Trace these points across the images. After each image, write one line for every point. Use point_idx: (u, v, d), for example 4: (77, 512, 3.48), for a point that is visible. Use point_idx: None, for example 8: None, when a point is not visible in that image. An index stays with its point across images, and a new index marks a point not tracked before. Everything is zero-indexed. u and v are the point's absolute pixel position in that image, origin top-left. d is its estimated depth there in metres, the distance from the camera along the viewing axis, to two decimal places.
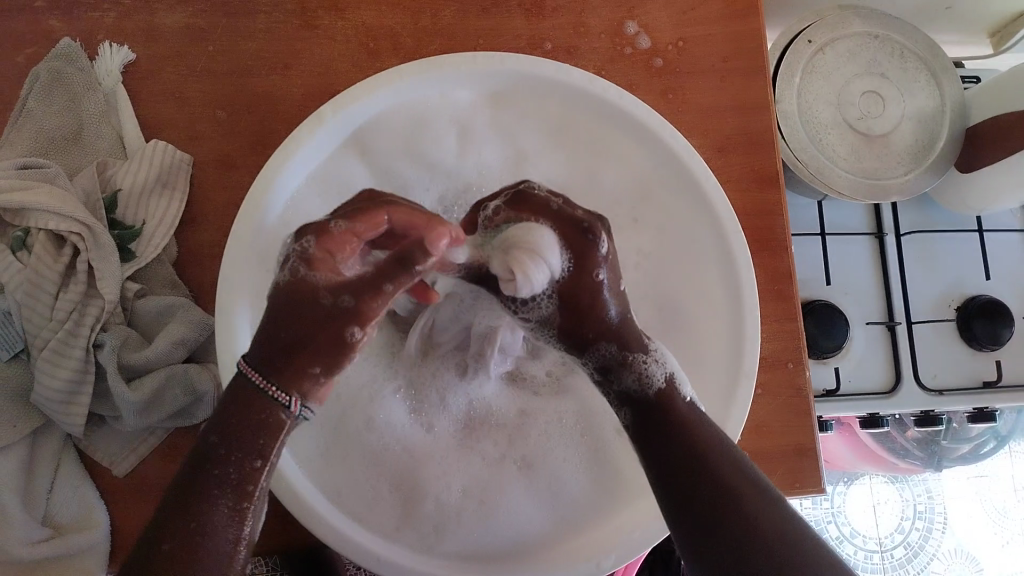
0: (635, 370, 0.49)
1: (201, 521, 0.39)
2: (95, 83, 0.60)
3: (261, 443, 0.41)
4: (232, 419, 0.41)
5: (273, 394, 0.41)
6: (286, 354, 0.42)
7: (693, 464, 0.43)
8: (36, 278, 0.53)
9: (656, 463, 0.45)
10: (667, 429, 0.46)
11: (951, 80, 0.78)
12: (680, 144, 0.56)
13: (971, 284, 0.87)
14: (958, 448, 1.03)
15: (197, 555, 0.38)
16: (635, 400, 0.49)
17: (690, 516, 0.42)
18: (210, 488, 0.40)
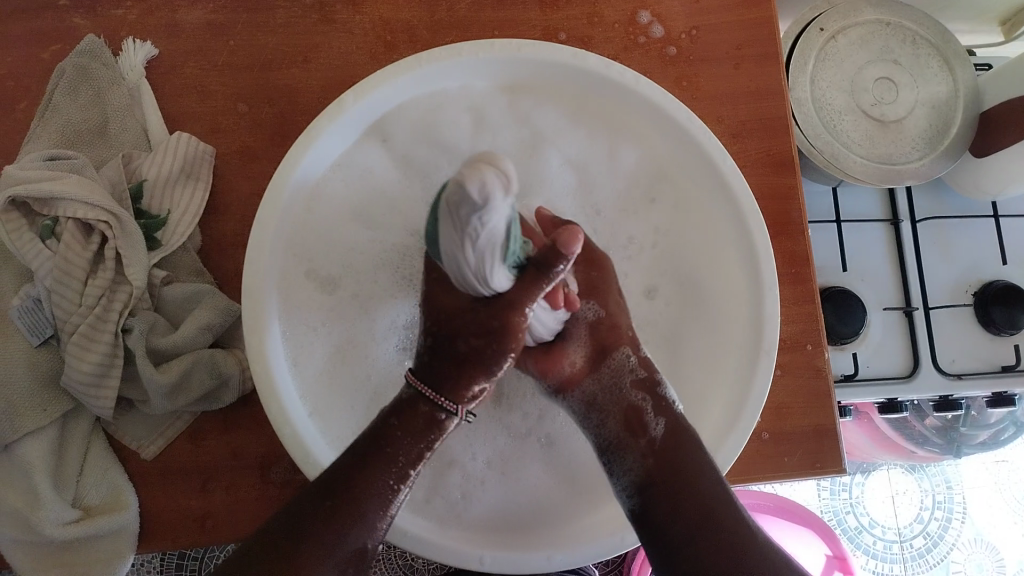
0: (659, 399, 0.54)
1: (351, 500, 0.46)
2: (119, 77, 0.62)
3: (418, 426, 0.47)
4: (401, 416, 0.48)
5: (428, 396, 0.47)
6: (448, 369, 0.48)
7: (719, 509, 0.49)
8: (65, 264, 0.55)
9: (688, 493, 0.49)
10: (696, 459, 0.51)
11: (963, 67, 0.78)
12: (695, 125, 0.57)
13: (988, 269, 0.87)
14: (977, 436, 1.03)
15: (333, 522, 0.46)
16: (664, 415, 0.53)
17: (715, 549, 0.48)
18: (375, 480, 0.47)
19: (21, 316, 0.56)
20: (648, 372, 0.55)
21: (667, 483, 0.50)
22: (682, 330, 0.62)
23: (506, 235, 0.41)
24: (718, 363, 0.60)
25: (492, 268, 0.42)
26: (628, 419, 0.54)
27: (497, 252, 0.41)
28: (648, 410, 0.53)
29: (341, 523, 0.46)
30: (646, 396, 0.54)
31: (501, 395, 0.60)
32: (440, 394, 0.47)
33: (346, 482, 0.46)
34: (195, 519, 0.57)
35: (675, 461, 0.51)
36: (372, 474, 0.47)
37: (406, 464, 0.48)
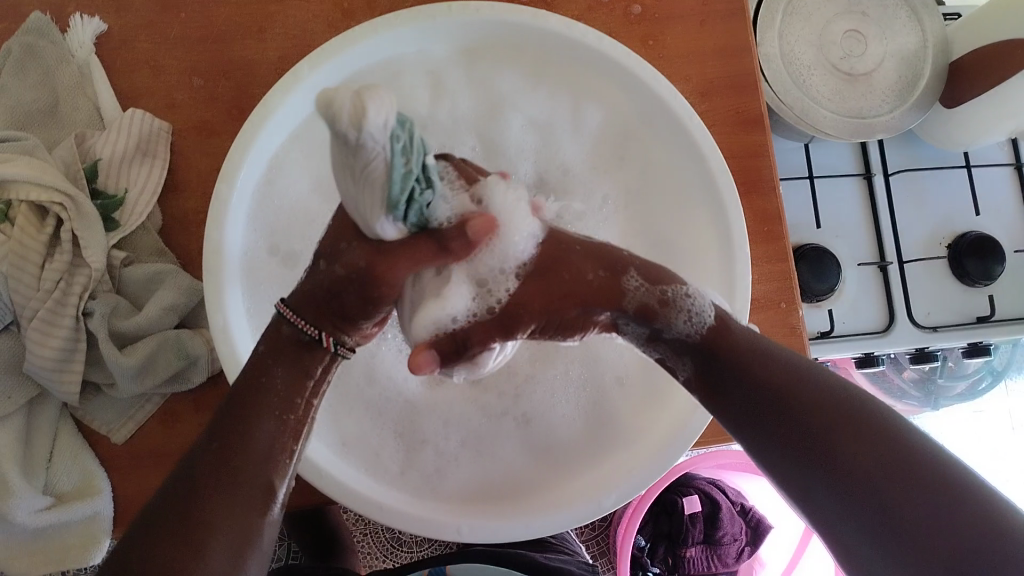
0: (671, 327, 0.43)
1: (236, 441, 0.41)
2: (68, 55, 0.60)
3: (304, 363, 0.43)
4: (279, 356, 0.43)
5: (305, 329, 0.43)
6: (318, 301, 0.43)
7: (849, 412, 0.37)
8: (20, 249, 0.53)
9: (777, 408, 0.39)
10: (746, 362, 0.41)
11: (931, 16, 0.77)
12: (661, 86, 0.56)
13: (961, 220, 0.87)
14: (955, 387, 1.04)
15: (220, 470, 0.40)
16: (695, 352, 0.43)
17: (844, 441, 0.37)
18: (261, 425, 0.42)
19: None
20: (644, 315, 0.44)
21: (770, 420, 0.39)
22: None
23: (390, 180, 0.37)
24: None
25: (374, 211, 0.39)
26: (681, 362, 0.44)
27: (377, 198, 0.38)
28: (708, 354, 0.42)
29: (228, 470, 0.40)
30: (655, 335, 0.44)
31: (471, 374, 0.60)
32: (306, 319, 0.43)
33: (220, 427, 0.41)
34: None
35: (768, 384, 0.39)
36: (258, 415, 0.42)
37: (293, 406, 0.43)
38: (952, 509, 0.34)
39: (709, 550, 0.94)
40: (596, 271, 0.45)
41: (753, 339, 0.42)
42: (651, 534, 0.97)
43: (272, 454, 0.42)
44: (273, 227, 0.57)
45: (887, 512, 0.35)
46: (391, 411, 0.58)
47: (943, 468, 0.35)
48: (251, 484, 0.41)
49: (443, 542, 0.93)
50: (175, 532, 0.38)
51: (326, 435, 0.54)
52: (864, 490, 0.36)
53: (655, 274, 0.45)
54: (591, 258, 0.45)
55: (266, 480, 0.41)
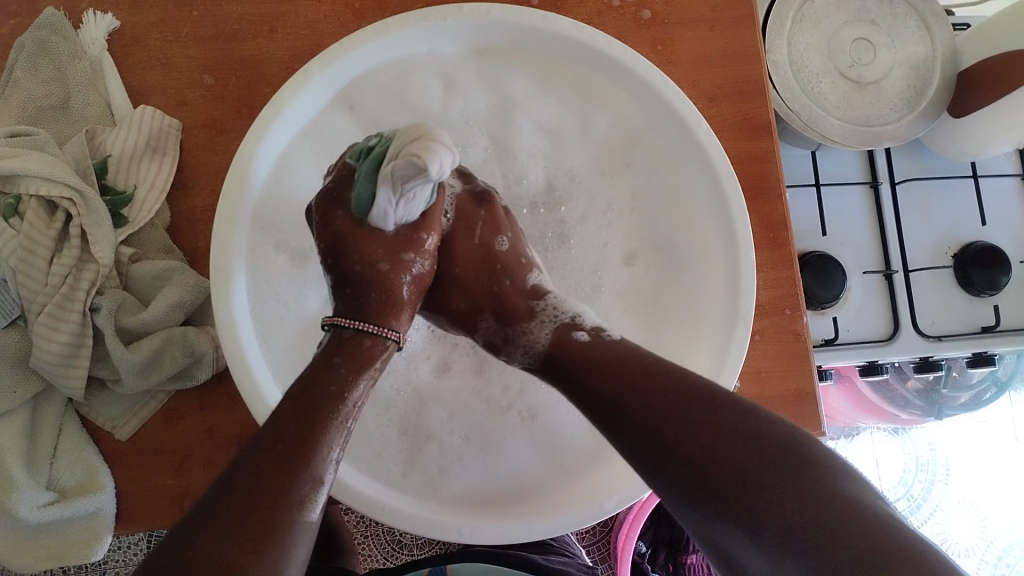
0: (522, 340, 0.52)
1: (298, 429, 0.41)
2: (80, 51, 0.60)
3: (356, 363, 0.46)
4: (340, 353, 0.46)
5: (360, 327, 0.47)
6: (377, 307, 0.49)
7: (693, 409, 0.40)
8: (29, 243, 0.54)
9: (610, 407, 0.44)
10: (593, 374, 0.46)
11: (941, 26, 0.77)
12: (670, 91, 0.56)
13: (967, 230, 0.87)
14: (960, 396, 1.04)
15: (280, 452, 0.40)
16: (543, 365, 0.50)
17: (662, 425, 0.41)
18: (315, 427, 0.41)
19: None
20: (497, 338, 0.53)
21: (610, 414, 0.44)
22: (659, 300, 0.62)
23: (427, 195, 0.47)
24: (698, 330, 0.59)
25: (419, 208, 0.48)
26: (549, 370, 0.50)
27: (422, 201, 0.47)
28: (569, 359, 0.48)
29: (289, 452, 0.40)
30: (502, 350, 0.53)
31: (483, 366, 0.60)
32: (365, 322, 0.48)
33: (278, 427, 0.41)
34: (172, 497, 0.56)
35: (621, 386, 0.44)
36: (321, 406, 0.43)
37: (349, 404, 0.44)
38: (774, 477, 0.36)
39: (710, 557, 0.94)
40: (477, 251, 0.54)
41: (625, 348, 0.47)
42: (652, 539, 0.96)
43: (332, 442, 0.42)
44: (280, 225, 0.57)
45: (722, 494, 0.37)
46: (395, 407, 0.58)
47: (785, 456, 0.37)
48: (306, 479, 0.39)
49: (443, 544, 0.93)
50: (228, 524, 0.36)
51: None
52: (701, 469, 0.38)
53: (513, 301, 0.53)
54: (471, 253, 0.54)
55: (322, 468, 0.41)
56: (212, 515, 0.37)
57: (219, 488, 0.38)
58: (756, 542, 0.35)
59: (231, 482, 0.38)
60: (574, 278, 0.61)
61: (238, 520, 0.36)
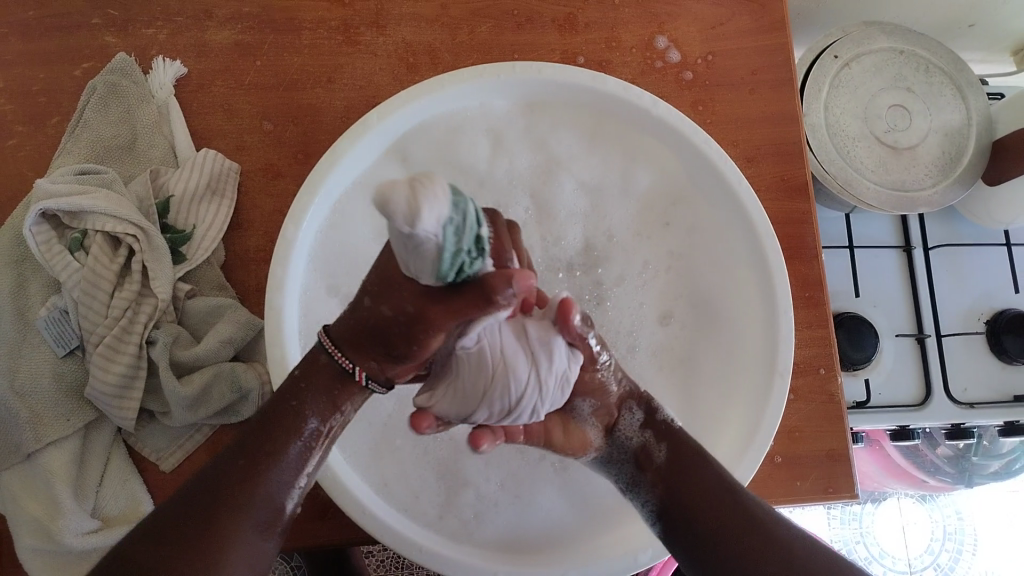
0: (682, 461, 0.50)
1: (259, 461, 0.44)
2: (149, 96, 0.63)
3: (333, 390, 0.45)
4: (306, 375, 0.46)
5: (339, 359, 0.45)
6: (353, 337, 0.44)
7: (727, 494, 0.48)
8: (92, 276, 0.56)
9: (667, 483, 0.49)
10: (678, 464, 0.50)
11: (975, 94, 0.79)
12: (713, 150, 0.58)
13: (1000, 297, 0.87)
14: (991, 465, 1.01)
15: (235, 484, 0.43)
16: (673, 462, 0.50)
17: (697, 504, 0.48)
18: (269, 441, 0.44)
19: (48, 326, 0.57)
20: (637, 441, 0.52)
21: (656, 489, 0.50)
22: (697, 355, 0.62)
23: (439, 258, 0.34)
24: (733, 385, 0.60)
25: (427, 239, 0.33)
26: (637, 462, 0.52)
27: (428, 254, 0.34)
28: (657, 450, 0.51)
29: (247, 485, 0.43)
30: (650, 428, 0.52)
31: None
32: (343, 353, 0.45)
33: (244, 447, 0.44)
34: None
35: (678, 467, 0.50)
36: (283, 433, 0.45)
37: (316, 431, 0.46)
38: None
39: None
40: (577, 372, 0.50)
41: (683, 442, 0.51)
42: None
43: (293, 469, 0.45)
44: (331, 267, 0.59)
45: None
46: (435, 452, 0.58)
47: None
48: (258, 516, 0.43)
49: None
50: (179, 557, 0.40)
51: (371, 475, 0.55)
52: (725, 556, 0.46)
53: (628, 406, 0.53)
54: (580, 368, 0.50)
55: (276, 500, 0.44)
56: (158, 544, 0.41)
57: (177, 511, 0.42)
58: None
59: (186, 506, 0.42)
60: (612, 328, 0.62)
61: (184, 550, 0.41)
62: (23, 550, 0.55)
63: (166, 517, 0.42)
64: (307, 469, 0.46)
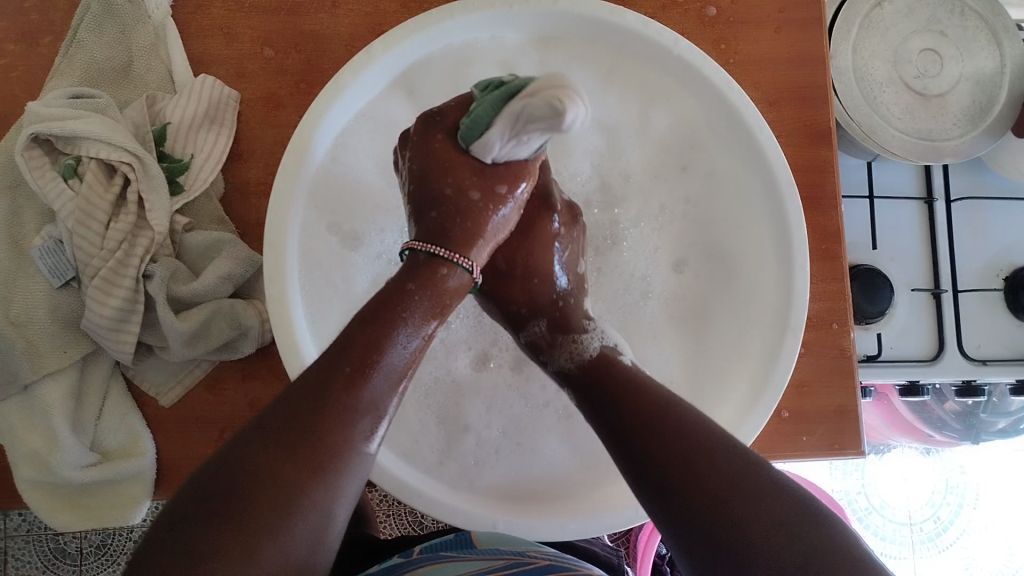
0: (567, 349, 0.51)
1: (365, 353, 0.41)
2: (145, 16, 0.60)
3: (421, 275, 0.45)
4: (412, 277, 0.45)
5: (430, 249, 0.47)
6: (458, 232, 0.48)
7: (664, 413, 0.43)
8: (87, 206, 0.54)
9: (605, 406, 0.46)
10: (604, 389, 0.47)
11: (1011, 41, 0.75)
12: (733, 90, 0.55)
13: (1021, 253, 0.85)
14: (998, 423, 0.99)
15: (341, 375, 0.40)
16: (576, 380, 0.50)
17: (634, 426, 0.43)
18: (375, 328, 0.42)
19: (43, 256, 0.55)
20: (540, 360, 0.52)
21: (604, 420, 0.46)
22: (707, 303, 0.60)
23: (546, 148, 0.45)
24: (744, 336, 0.58)
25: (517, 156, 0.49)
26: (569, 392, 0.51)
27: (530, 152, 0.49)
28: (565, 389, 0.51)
29: (354, 376, 0.40)
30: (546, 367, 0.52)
31: (522, 362, 0.58)
32: (442, 246, 0.47)
33: (348, 342, 0.41)
34: None
35: (591, 404, 0.47)
36: (388, 326, 0.42)
37: (415, 318, 0.43)
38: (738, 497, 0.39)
39: None
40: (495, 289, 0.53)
41: (589, 373, 0.49)
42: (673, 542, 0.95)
43: (398, 355, 0.42)
44: (334, 202, 0.57)
45: (675, 486, 0.40)
46: (435, 395, 0.56)
47: (733, 482, 0.39)
48: (362, 412, 0.40)
49: None
50: (280, 449, 0.37)
51: None
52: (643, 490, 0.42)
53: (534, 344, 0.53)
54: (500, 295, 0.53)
55: (378, 400, 0.41)
56: (258, 438, 0.37)
57: (279, 403, 0.39)
58: (683, 545, 0.39)
59: (289, 399, 0.39)
60: (621, 271, 0.60)
61: (281, 451, 0.37)
62: (23, 483, 0.56)
63: (273, 403, 0.39)
64: (411, 357, 0.43)
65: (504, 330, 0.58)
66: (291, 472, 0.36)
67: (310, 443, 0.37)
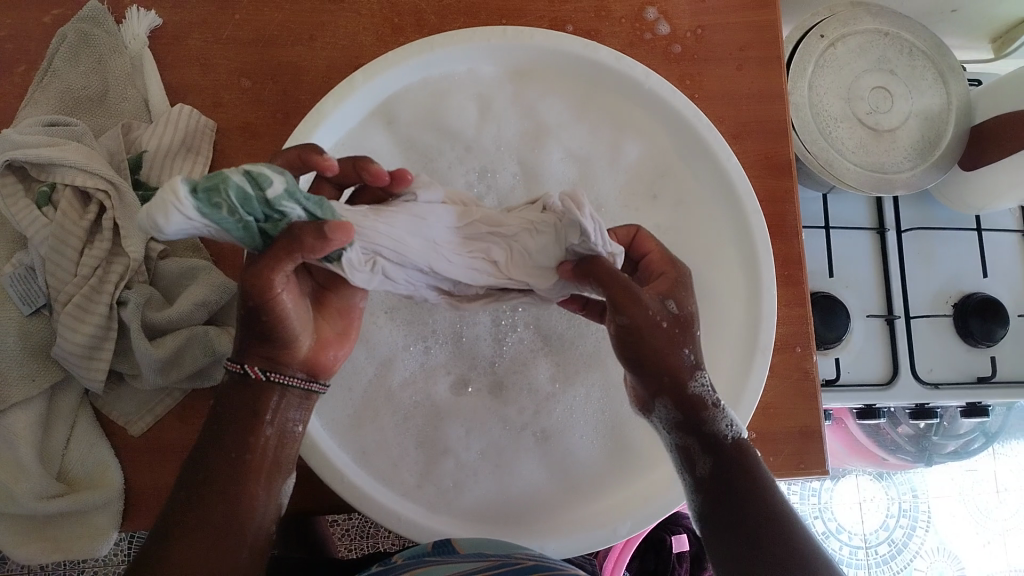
0: (720, 420, 0.45)
1: (242, 408, 0.45)
2: (121, 47, 0.61)
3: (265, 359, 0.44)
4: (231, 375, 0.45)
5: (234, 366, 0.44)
6: (248, 339, 0.44)
7: (783, 513, 0.44)
8: (61, 233, 0.54)
9: (729, 477, 0.44)
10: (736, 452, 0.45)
11: (956, 80, 0.80)
12: (701, 122, 0.57)
13: (968, 281, 0.89)
14: (948, 445, 1.03)
15: (228, 432, 0.45)
16: (716, 453, 0.45)
17: (755, 514, 0.43)
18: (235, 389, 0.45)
19: (13, 283, 0.54)
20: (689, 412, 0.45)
21: (722, 488, 0.44)
22: None
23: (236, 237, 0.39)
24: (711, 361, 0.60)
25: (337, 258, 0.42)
26: (678, 452, 0.46)
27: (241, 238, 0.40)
28: (692, 448, 0.45)
29: (239, 431, 0.45)
30: (685, 427, 0.45)
31: (501, 386, 0.58)
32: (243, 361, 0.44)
33: (229, 401, 0.45)
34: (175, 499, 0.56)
35: (720, 471, 0.44)
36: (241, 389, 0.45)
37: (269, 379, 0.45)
38: None
39: None
40: (631, 298, 0.42)
41: (730, 458, 0.45)
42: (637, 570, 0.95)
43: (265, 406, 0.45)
44: None
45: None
46: (415, 418, 0.56)
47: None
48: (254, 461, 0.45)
49: None
50: (192, 514, 0.43)
51: (347, 444, 0.54)
52: (722, 541, 0.44)
53: (684, 400, 0.44)
54: (620, 299, 0.42)
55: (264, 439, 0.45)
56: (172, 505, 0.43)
57: (183, 471, 0.45)
58: None
59: (189, 464, 0.45)
60: None
61: (194, 512, 0.43)
62: None
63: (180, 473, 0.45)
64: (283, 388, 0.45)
65: (483, 353, 0.58)
66: (203, 530, 0.43)
67: (220, 499, 0.43)
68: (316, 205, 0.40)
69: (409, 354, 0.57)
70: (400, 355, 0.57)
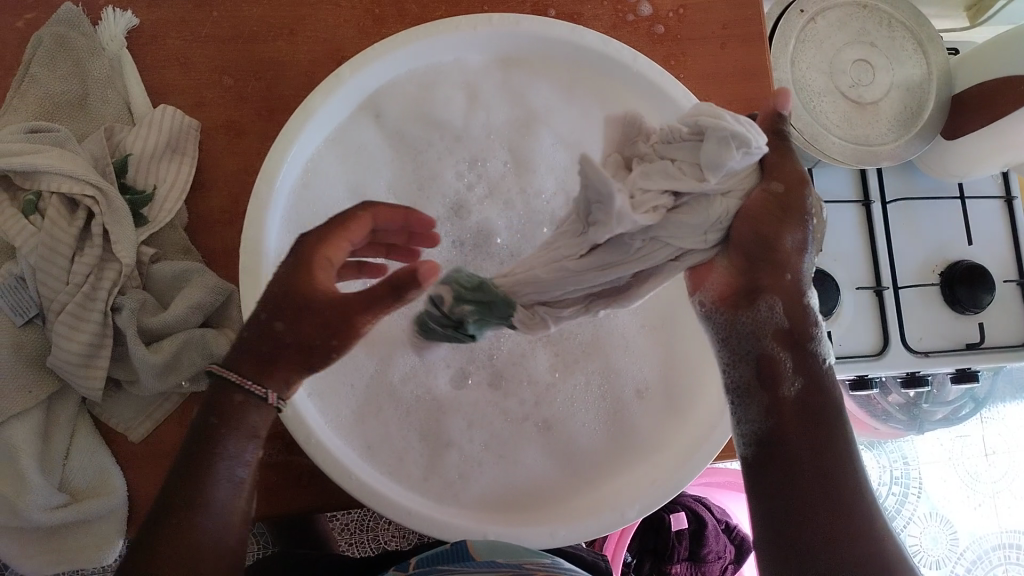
0: (817, 347, 0.47)
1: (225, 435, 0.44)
2: (99, 48, 0.60)
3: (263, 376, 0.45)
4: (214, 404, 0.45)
5: (249, 387, 0.44)
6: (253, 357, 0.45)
7: (841, 454, 0.46)
8: (51, 242, 0.53)
9: (807, 404, 0.47)
10: (824, 383, 0.47)
11: (936, 50, 0.80)
12: (691, 103, 0.56)
13: (954, 250, 0.90)
14: (937, 412, 1.05)
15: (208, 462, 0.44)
16: (807, 373, 0.47)
17: (814, 450, 0.46)
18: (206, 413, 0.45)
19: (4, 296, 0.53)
20: (794, 324, 0.47)
21: (793, 412, 0.47)
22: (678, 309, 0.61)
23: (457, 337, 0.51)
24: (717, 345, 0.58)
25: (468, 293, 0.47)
26: (761, 368, 0.48)
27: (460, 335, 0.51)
28: (786, 365, 0.47)
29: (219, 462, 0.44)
30: (785, 339, 0.47)
31: (500, 378, 0.59)
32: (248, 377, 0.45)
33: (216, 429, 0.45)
34: None
35: (806, 395, 0.47)
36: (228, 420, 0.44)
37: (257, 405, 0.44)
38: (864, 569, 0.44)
39: (695, 567, 0.92)
40: (790, 174, 0.46)
41: (817, 383, 0.47)
42: (637, 549, 0.94)
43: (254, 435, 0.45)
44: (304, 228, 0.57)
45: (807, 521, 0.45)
46: (417, 413, 0.57)
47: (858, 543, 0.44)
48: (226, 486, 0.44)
49: None
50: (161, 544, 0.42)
51: (351, 439, 0.54)
52: (797, 461, 0.46)
53: (799, 311, 0.47)
54: (780, 170, 0.46)
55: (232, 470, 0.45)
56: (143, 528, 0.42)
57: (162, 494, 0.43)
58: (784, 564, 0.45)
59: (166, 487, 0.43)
60: None
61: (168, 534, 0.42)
62: None
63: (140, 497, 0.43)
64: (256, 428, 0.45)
65: (481, 348, 0.58)
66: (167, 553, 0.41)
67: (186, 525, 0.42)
68: (482, 306, 0.47)
69: (409, 349, 0.57)
70: (398, 351, 0.57)
